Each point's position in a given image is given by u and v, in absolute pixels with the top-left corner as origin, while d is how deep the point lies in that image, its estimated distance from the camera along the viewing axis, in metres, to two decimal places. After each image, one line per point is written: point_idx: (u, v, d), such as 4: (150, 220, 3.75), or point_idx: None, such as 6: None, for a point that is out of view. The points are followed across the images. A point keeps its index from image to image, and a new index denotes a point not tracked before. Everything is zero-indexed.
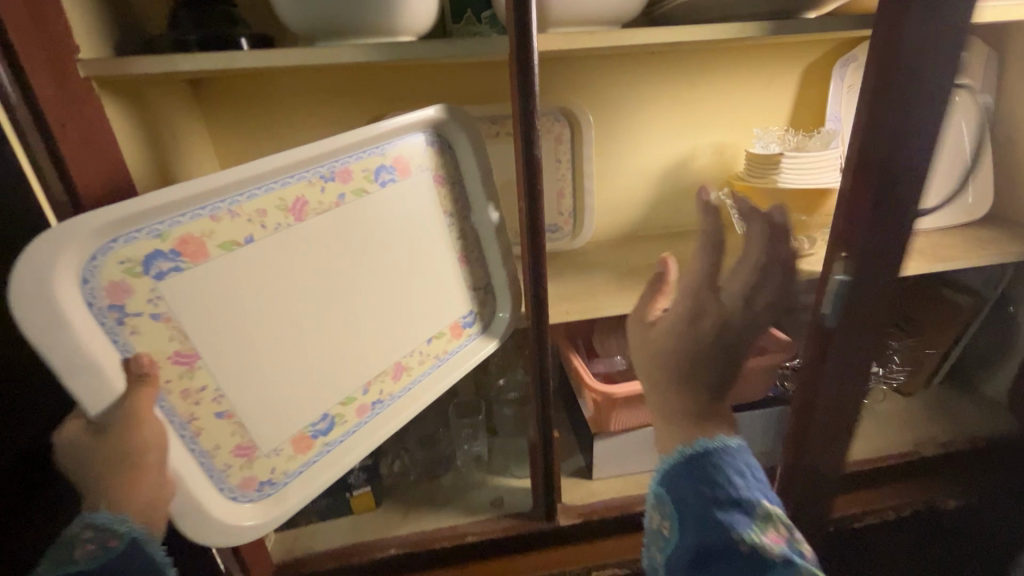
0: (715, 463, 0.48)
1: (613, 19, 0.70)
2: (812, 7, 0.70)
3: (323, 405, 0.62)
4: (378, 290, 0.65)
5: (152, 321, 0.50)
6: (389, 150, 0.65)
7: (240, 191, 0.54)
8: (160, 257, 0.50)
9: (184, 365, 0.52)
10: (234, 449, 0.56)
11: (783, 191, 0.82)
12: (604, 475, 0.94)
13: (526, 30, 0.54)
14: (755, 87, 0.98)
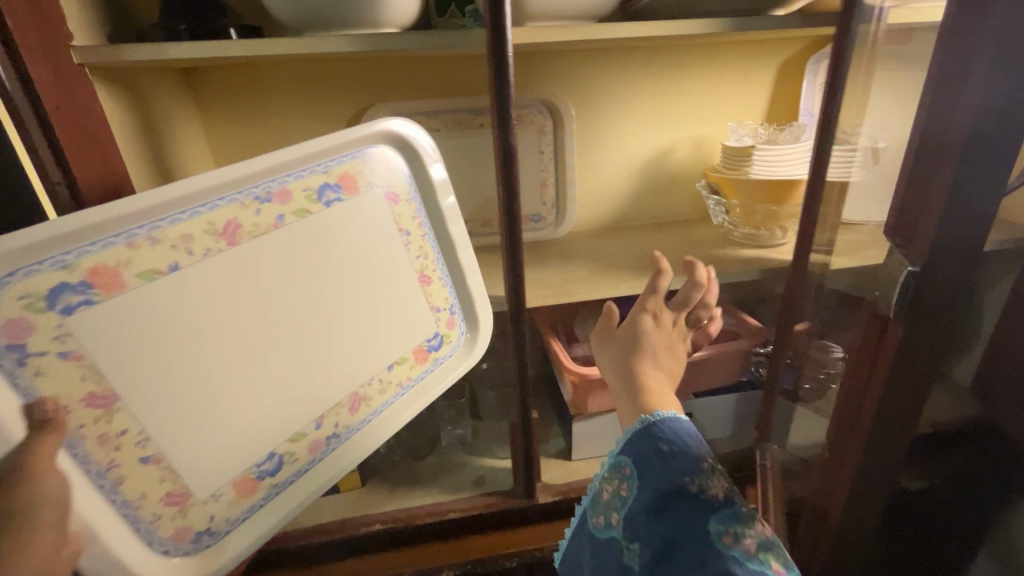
0: (664, 426, 0.57)
1: (590, 14, 0.72)
2: (779, 5, 0.73)
3: (268, 443, 0.57)
4: (328, 316, 0.60)
5: (59, 361, 0.44)
6: (334, 167, 0.61)
7: (161, 216, 0.50)
8: (65, 291, 0.44)
9: (99, 408, 0.46)
10: (165, 497, 0.51)
11: (755, 182, 0.86)
12: (583, 457, 0.97)
13: (500, 21, 0.57)
14: (732, 82, 1.02)
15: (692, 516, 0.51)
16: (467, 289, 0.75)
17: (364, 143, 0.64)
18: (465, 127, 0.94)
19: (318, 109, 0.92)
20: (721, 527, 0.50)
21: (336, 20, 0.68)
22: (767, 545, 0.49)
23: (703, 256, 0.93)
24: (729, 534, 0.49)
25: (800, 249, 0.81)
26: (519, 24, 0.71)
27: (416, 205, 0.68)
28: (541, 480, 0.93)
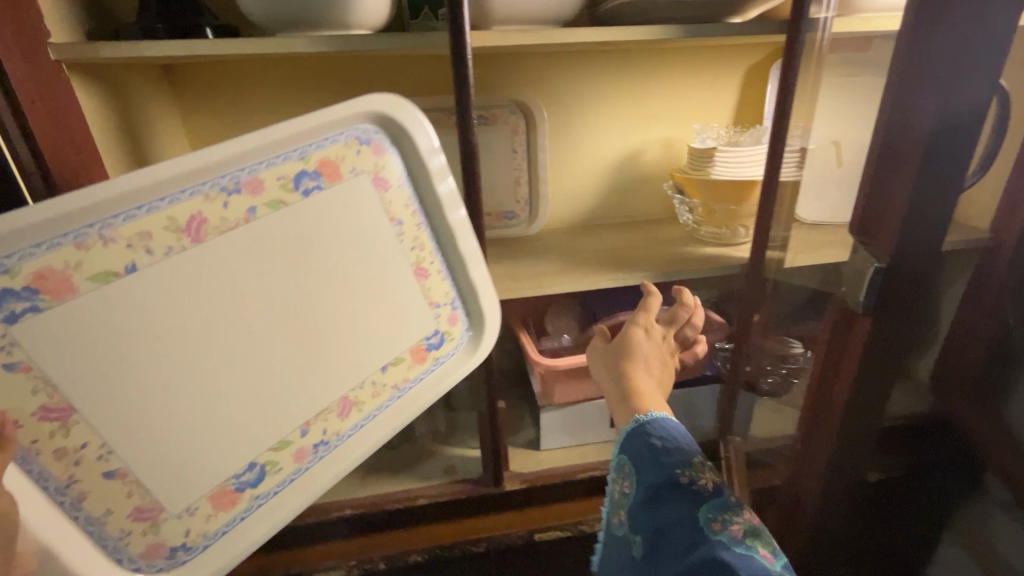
0: (655, 423, 0.59)
1: (553, 18, 0.76)
2: (734, 12, 0.77)
3: (246, 454, 0.54)
4: (313, 316, 0.57)
5: (5, 372, 0.42)
6: (312, 153, 0.56)
7: (114, 213, 0.46)
8: (9, 297, 0.42)
9: (54, 421, 0.44)
10: (133, 513, 0.49)
11: (717, 183, 0.89)
12: (551, 447, 1.00)
13: (459, 24, 0.61)
14: (699, 85, 1.05)
15: (681, 504, 0.52)
16: (468, 282, 0.71)
17: (342, 127, 0.58)
18: (439, 126, 0.97)
19: (293, 109, 0.94)
20: (709, 514, 0.51)
21: (309, 21, 0.71)
22: (755, 531, 0.49)
23: (669, 253, 0.97)
24: (717, 521, 0.50)
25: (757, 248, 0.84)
26: (485, 27, 0.74)
27: (408, 191, 0.64)
28: (510, 469, 0.96)
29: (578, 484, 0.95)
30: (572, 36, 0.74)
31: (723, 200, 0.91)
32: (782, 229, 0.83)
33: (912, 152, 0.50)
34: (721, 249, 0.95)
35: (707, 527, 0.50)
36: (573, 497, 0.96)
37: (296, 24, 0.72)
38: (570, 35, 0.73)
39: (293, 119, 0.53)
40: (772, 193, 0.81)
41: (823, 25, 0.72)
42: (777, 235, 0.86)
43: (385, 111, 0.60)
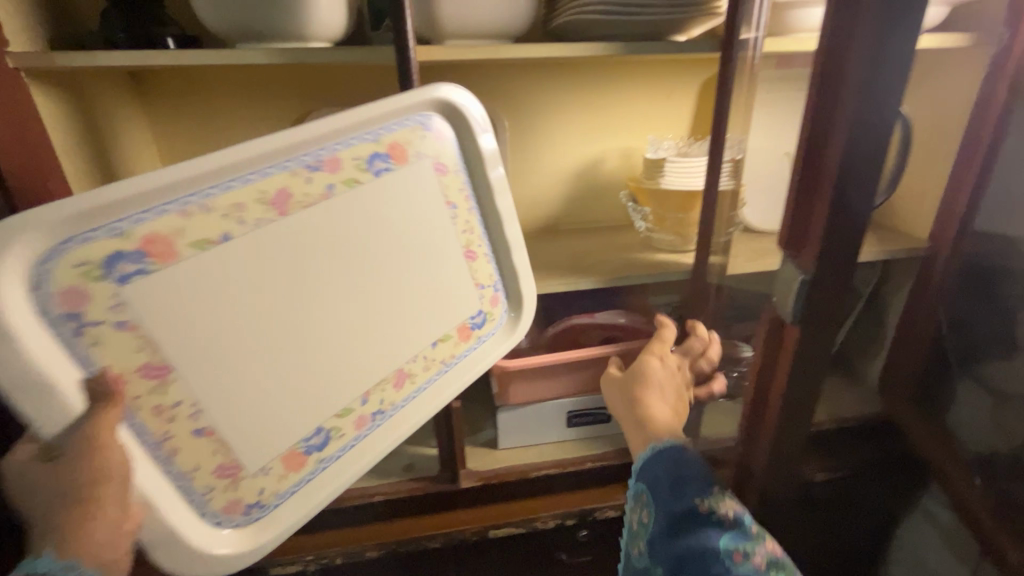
0: (675, 454, 0.62)
1: (503, 33, 0.80)
2: (677, 30, 0.81)
3: (315, 416, 0.59)
4: (377, 290, 0.62)
5: (116, 330, 0.47)
6: (383, 137, 0.62)
7: (215, 183, 0.52)
8: (121, 260, 0.47)
9: (154, 378, 0.49)
10: (216, 468, 0.54)
11: (668, 191, 0.93)
12: (510, 446, 1.03)
13: (402, 34, 0.65)
14: (658, 96, 1.09)
15: (700, 535, 0.57)
16: (512, 267, 0.76)
17: (407, 114, 0.64)
18: None
19: (259, 113, 0.97)
20: (730, 545, 0.56)
21: (265, 32, 0.74)
22: (776, 563, 0.55)
23: (624, 259, 1.00)
24: (739, 552, 0.55)
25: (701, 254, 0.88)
26: (440, 43, 0.79)
27: (463, 177, 0.70)
28: (467, 467, 0.99)
29: (537, 482, 0.98)
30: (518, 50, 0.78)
31: (673, 208, 0.95)
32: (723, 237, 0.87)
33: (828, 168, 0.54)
34: (672, 255, 0.99)
35: (729, 558, 0.55)
36: (529, 496, 0.99)
37: (253, 34, 0.74)
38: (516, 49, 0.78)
39: (366, 105, 0.59)
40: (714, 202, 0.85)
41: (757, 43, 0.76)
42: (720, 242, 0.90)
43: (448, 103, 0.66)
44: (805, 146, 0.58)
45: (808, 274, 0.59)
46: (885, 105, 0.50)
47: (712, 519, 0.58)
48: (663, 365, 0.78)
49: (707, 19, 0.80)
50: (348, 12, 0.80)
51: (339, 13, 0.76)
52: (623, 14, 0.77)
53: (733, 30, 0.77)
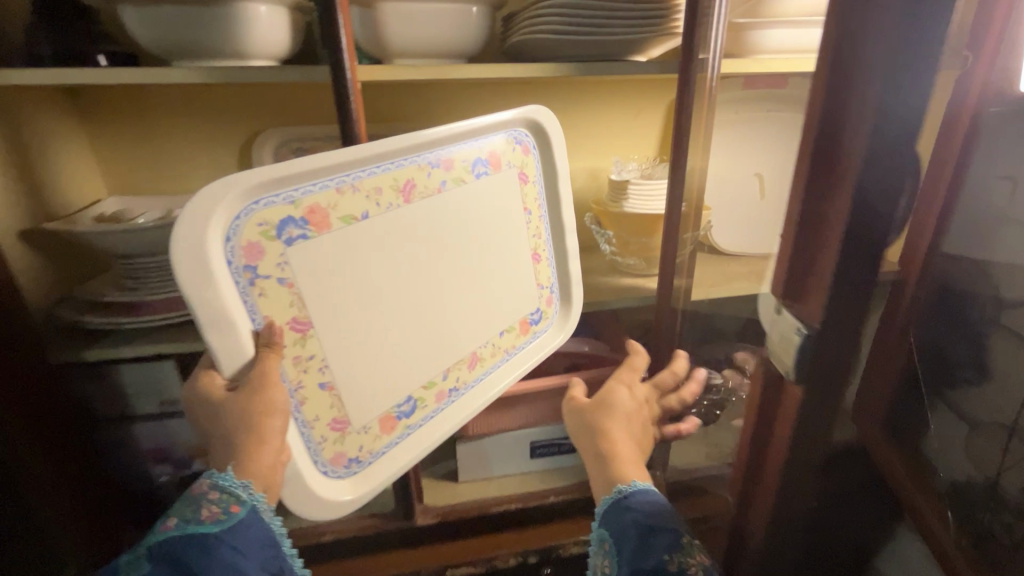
0: (631, 502, 0.60)
1: (455, 53, 0.77)
2: (632, 51, 0.78)
3: (408, 386, 0.68)
4: (471, 278, 0.72)
5: (278, 286, 0.56)
6: (485, 146, 0.72)
7: (362, 169, 0.61)
8: (291, 224, 0.57)
9: (298, 331, 0.58)
10: (331, 420, 0.62)
11: (629, 216, 0.90)
12: (470, 478, 0.99)
13: (338, 55, 0.64)
14: (623, 115, 1.07)
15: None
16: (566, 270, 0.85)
17: (506, 128, 0.74)
18: None
19: (209, 131, 0.94)
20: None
21: (201, 49, 0.71)
22: None
23: (587, 284, 0.97)
24: None
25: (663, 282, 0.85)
26: (388, 62, 0.77)
27: (540, 187, 0.80)
28: (424, 501, 0.94)
29: (495, 518, 0.94)
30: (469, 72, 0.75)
31: (636, 233, 0.92)
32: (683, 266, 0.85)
33: (816, 201, 0.38)
34: (636, 281, 0.96)
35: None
36: (487, 532, 0.94)
37: (185, 51, 0.71)
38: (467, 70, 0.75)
39: (478, 116, 0.69)
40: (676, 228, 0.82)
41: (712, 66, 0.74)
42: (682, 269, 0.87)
43: (538, 122, 0.77)
44: (809, 151, 0.39)
45: (812, 331, 0.39)
46: (901, 129, 0.33)
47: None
48: (630, 394, 0.75)
49: (663, 40, 0.78)
50: (292, 29, 0.77)
51: (281, 31, 0.74)
52: (578, 34, 0.74)
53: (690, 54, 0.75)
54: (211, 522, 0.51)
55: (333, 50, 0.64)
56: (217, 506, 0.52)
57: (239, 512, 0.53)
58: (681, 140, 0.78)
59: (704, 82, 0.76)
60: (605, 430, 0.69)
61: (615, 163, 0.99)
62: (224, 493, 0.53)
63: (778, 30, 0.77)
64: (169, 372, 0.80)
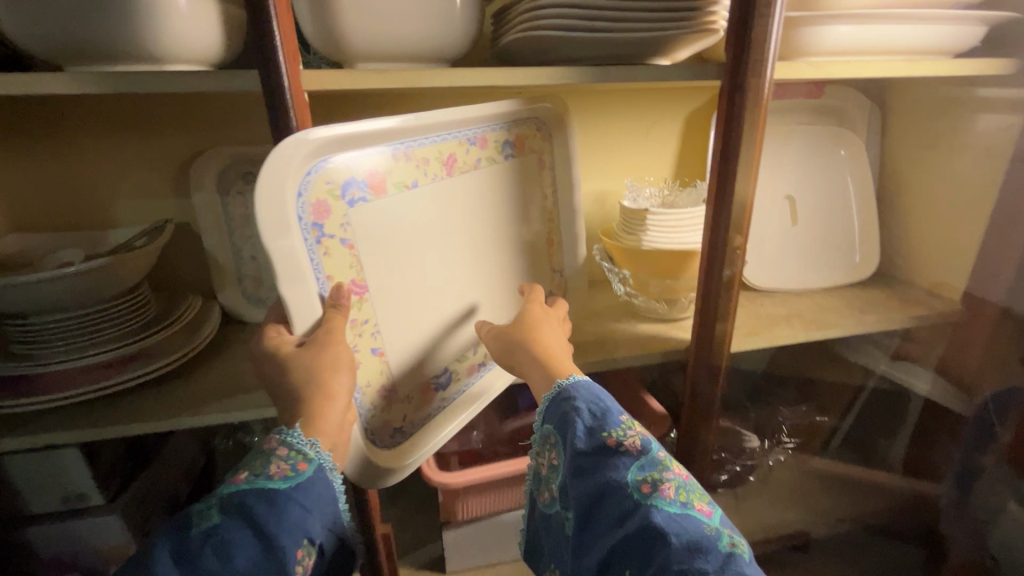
0: (569, 389, 0.57)
1: (435, 54, 0.61)
2: (658, 53, 0.63)
3: (442, 358, 0.69)
4: (499, 254, 0.74)
5: (340, 246, 0.56)
6: (514, 128, 0.73)
7: (413, 139, 0.62)
8: (353, 186, 0.57)
9: (355, 294, 0.58)
10: (379, 386, 0.62)
11: (649, 253, 0.74)
12: (460, 569, 0.81)
13: (264, 32, 0.47)
14: (634, 130, 0.91)
15: (608, 470, 0.52)
16: (572, 270, 0.83)
17: (533, 110, 0.75)
18: None
19: (140, 150, 0.77)
20: (636, 475, 0.51)
21: (105, 51, 0.54)
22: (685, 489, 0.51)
23: (598, 332, 0.80)
24: (647, 482, 0.51)
25: (702, 340, 0.72)
26: (349, 66, 0.60)
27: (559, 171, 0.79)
28: None
29: None
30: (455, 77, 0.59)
31: (657, 273, 0.76)
32: (724, 324, 0.70)
33: None
34: (659, 329, 0.79)
35: (636, 490, 0.51)
36: None
37: (82, 55, 0.54)
38: (454, 76, 0.58)
39: (510, 100, 0.71)
40: (720, 268, 0.67)
41: (766, 69, 0.59)
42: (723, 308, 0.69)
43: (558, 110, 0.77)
44: None
45: None
46: None
47: (620, 454, 0.53)
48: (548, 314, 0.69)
49: (696, 40, 0.62)
50: (229, 24, 0.61)
51: (212, 25, 0.58)
52: (596, 30, 0.58)
53: (738, 56, 0.59)
54: (281, 480, 0.48)
55: (266, 72, 0.48)
56: (286, 463, 0.48)
57: (307, 471, 0.49)
58: (726, 165, 0.63)
59: (763, 92, 0.59)
60: (535, 341, 0.64)
61: (630, 187, 0.83)
62: (292, 450, 0.49)
63: (838, 26, 0.63)
64: (75, 460, 0.64)
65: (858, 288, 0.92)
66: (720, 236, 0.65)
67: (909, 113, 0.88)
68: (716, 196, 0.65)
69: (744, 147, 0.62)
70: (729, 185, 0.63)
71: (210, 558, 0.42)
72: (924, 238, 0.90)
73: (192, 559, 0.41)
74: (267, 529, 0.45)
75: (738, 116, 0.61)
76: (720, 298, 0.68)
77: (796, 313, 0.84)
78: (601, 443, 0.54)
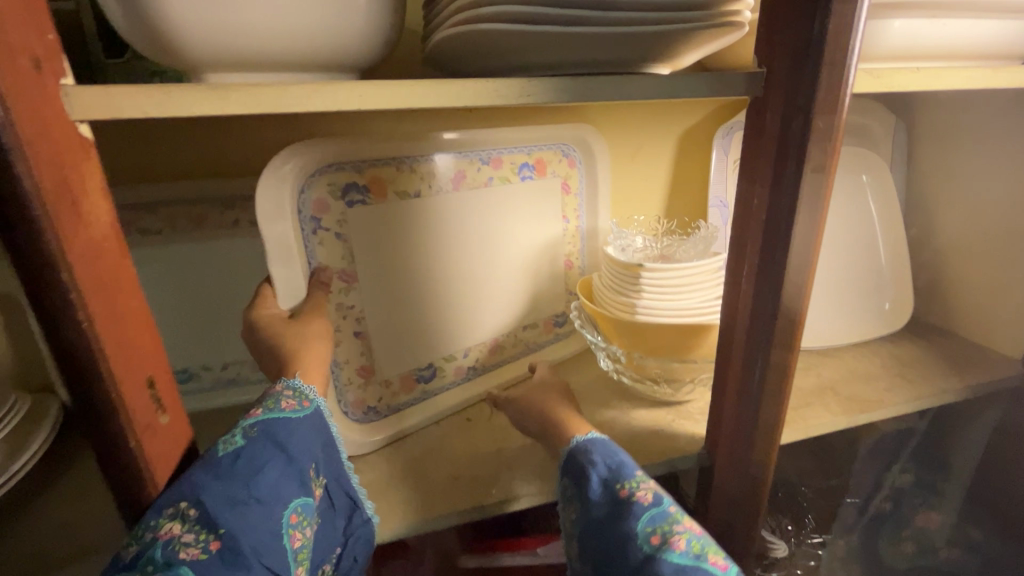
0: (576, 446, 0.47)
1: (330, 61, 0.41)
2: (657, 58, 0.45)
3: (432, 351, 0.62)
4: (505, 275, 0.66)
5: (335, 240, 0.53)
6: (534, 151, 0.66)
7: (422, 152, 0.58)
8: (353, 189, 0.54)
9: (344, 281, 0.55)
10: (359, 365, 0.57)
11: (646, 327, 0.56)
12: None
13: None
14: (616, 154, 0.73)
15: (618, 523, 0.42)
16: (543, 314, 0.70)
17: (554, 137, 0.67)
18: (206, 226, 0.61)
19: None
20: (648, 528, 0.41)
21: None
22: (703, 545, 0.40)
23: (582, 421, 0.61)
24: (658, 537, 0.40)
25: (735, 462, 0.50)
26: (197, 80, 0.40)
27: (583, 201, 0.71)
28: None
29: None
30: (342, 93, 0.34)
31: (657, 351, 0.57)
32: (765, 453, 0.48)
33: None
34: (659, 418, 0.60)
35: (646, 543, 0.40)
36: None
37: None
38: (341, 91, 0.34)
39: (532, 126, 0.65)
40: (768, 385, 0.44)
41: (848, 83, 0.35)
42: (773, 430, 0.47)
43: (584, 137, 0.69)
44: None
45: None
46: None
47: (633, 507, 0.42)
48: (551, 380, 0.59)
49: (709, 42, 0.44)
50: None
51: None
52: (566, 25, 0.39)
53: (805, 47, 0.34)
54: (296, 411, 0.40)
55: None
56: (293, 400, 0.41)
57: (315, 408, 0.42)
58: (777, 223, 0.39)
59: (843, 107, 0.35)
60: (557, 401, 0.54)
61: (629, 241, 0.65)
62: (298, 390, 0.42)
63: (906, 18, 0.46)
64: None
65: (893, 344, 0.75)
66: (770, 337, 0.42)
67: (945, 130, 0.73)
68: (762, 271, 0.41)
69: (807, 195, 0.37)
70: (779, 259, 0.40)
71: (241, 472, 0.35)
72: (968, 281, 0.74)
73: (225, 471, 0.34)
74: (291, 445, 0.38)
75: (803, 146, 0.36)
76: (762, 415, 0.46)
77: (828, 386, 0.66)
78: (612, 499, 0.43)
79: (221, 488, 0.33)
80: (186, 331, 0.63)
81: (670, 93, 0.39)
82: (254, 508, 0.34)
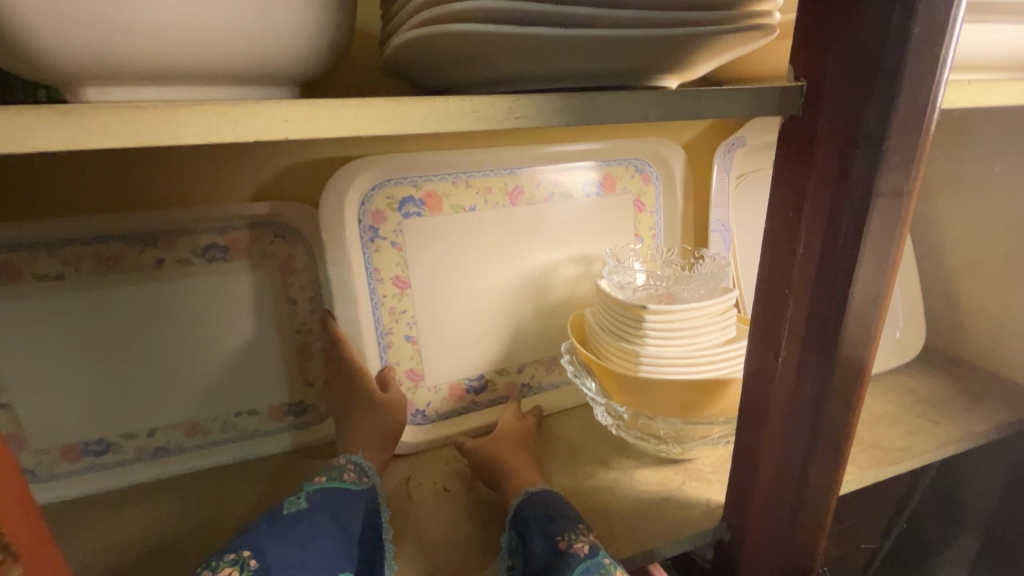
0: (523, 504, 0.44)
1: (258, 73, 0.32)
2: (672, 67, 0.37)
3: (484, 363, 0.60)
4: (559, 294, 0.62)
5: (391, 248, 0.54)
6: (602, 167, 0.62)
7: (479, 168, 0.57)
8: (410, 202, 0.55)
9: (398, 286, 0.55)
10: (408, 369, 0.57)
11: (657, 388, 0.48)
12: None
13: None
14: None
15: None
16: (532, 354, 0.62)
17: (625, 154, 0.63)
18: (120, 270, 0.50)
19: None
20: None
21: None
22: None
23: (578, 483, 0.53)
24: None
25: (776, 540, 0.42)
26: (74, 100, 0.30)
27: (661, 217, 0.66)
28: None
29: None
30: (259, 116, 0.25)
31: (667, 410, 0.49)
32: (813, 524, 0.41)
33: None
34: (668, 482, 0.52)
35: None
36: None
37: None
38: (256, 114, 0.25)
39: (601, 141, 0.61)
40: (817, 449, 0.37)
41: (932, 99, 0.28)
42: (818, 500, 0.40)
43: (660, 154, 0.64)
44: None
45: None
46: None
47: (568, 561, 0.38)
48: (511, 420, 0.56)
49: (736, 47, 0.36)
50: None
51: None
52: (560, 28, 0.31)
53: (877, 55, 0.27)
54: (355, 485, 0.45)
55: None
56: (354, 475, 0.46)
57: (371, 486, 0.46)
58: (833, 262, 0.31)
59: (928, 128, 0.29)
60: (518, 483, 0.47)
61: (633, 249, 0.64)
62: (358, 466, 0.47)
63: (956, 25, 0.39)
64: None
65: (908, 376, 0.69)
66: (821, 395, 0.35)
67: None
68: (811, 317, 0.33)
69: (874, 231, 0.30)
70: (838, 308, 0.32)
71: (301, 532, 0.38)
72: (984, 308, 0.69)
73: (286, 531, 0.38)
74: (344, 519, 0.41)
75: (871, 182, 0.29)
76: (810, 484, 0.39)
77: None
78: (550, 552, 0.39)
79: (282, 541, 0.37)
80: (102, 396, 0.52)
81: (698, 116, 0.31)
82: (303, 570, 0.36)
